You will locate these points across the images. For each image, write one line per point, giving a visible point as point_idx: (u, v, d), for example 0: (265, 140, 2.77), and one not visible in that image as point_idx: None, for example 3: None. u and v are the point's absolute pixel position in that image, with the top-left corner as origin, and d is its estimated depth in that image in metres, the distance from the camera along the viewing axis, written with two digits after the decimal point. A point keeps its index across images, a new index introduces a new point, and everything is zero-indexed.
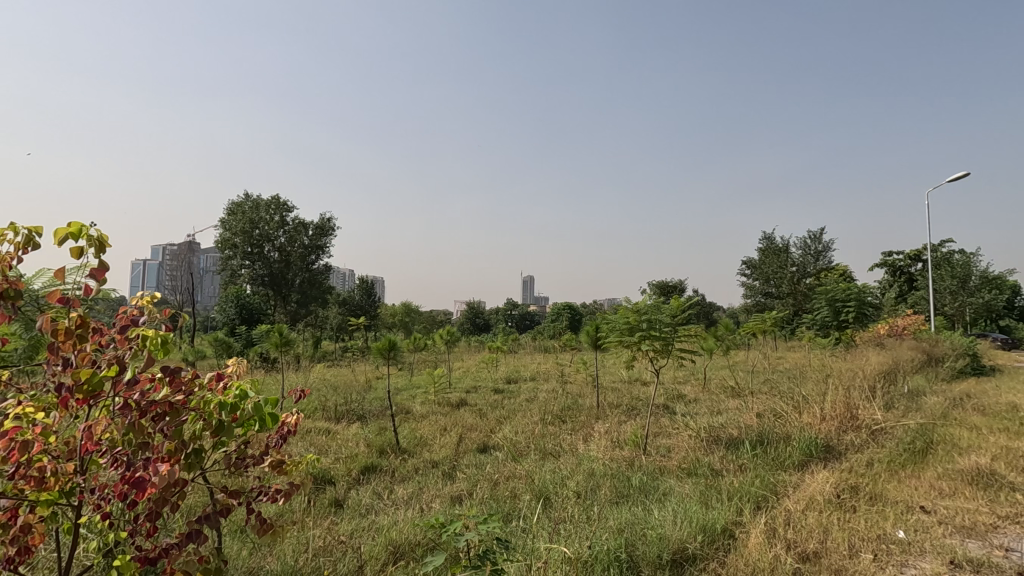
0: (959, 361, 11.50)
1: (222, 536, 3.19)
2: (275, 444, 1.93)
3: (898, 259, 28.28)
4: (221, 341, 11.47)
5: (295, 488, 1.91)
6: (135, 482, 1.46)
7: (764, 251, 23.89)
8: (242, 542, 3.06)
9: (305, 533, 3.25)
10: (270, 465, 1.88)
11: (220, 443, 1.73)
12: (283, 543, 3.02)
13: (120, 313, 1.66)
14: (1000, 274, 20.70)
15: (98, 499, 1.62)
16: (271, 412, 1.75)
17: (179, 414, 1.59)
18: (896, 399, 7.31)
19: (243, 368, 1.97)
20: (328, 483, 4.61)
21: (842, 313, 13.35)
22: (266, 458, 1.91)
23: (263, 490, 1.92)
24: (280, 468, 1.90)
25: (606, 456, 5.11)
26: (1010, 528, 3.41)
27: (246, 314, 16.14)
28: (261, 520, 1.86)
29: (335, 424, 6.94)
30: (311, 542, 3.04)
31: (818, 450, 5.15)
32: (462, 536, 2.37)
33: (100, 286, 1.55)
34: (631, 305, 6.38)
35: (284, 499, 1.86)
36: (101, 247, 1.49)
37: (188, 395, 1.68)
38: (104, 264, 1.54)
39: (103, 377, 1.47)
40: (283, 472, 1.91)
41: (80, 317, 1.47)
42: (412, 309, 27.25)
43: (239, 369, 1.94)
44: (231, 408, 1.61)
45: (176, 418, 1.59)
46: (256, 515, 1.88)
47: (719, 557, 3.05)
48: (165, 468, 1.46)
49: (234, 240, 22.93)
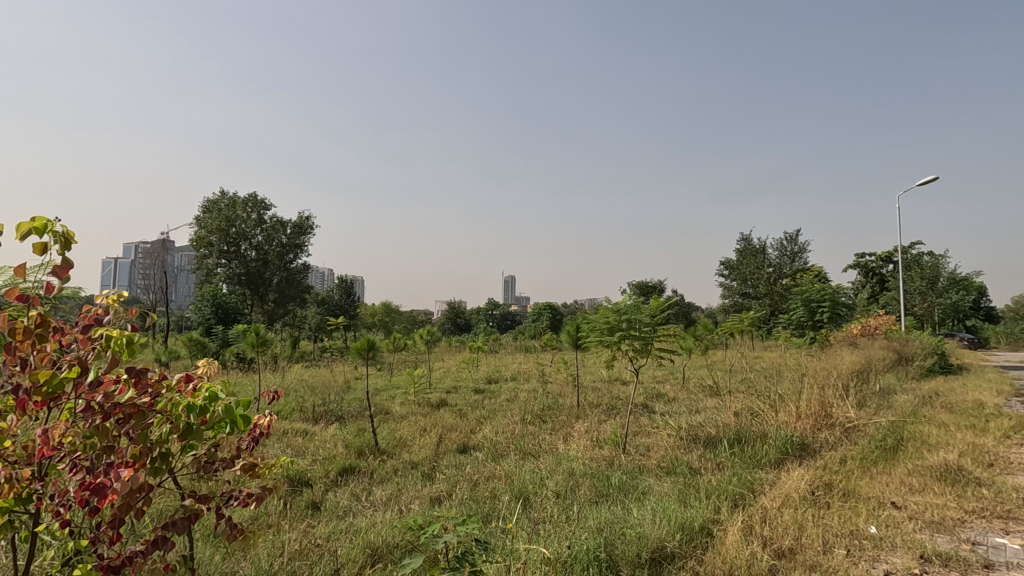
0: (928, 359, 11.83)
1: (195, 540, 3.12)
2: (247, 446, 1.89)
3: (870, 261, 28.90)
4: (196, 341, 11.27)
5: (268, 491, 1.88)
6: (96, 488, 1.42)
7: (741, 252, 24.27)
8: (214, 548, 3.01)
9: (279, 537, 3.20)
10: (242, 469, 1.84)
11: (187, 447, 1.70)
12: (257, 548, 2.98)
13: (83, 312, 1.61)
14: (968, 275, 21.26)
15: (57, 506, 1.57)
16: (243, 414, 1.72)
17: (144, 416, 1.55)
18: (868, 397, 7.50)
19: (214, 369, 1.93)
20: (305, 485, 4.56)
21: (817, 313, 13.65)
22: (237, 462, 1.89)
23: (234, 495, 1.87)
24: (252, 471, 1.86)
25: (585, 455, 5.13)
26: (977, 523, 3.52)
27: (222, 314, 15.86)
28: (231, 526, 1.81)
29: (313, 425, 6.87)
30: (286, 547, 3.01)
31: (793, 448, 5.24)
32: (440, 538, 2.34)
33: (63, 284, 1.50)
34: (611, 305, 6.44)
35: (256, 504, 1.83)
36: (65, 244, 1.45)
37: (155, 397, 1.64)
38: (68, 261, 1.49)
39: (64, 379, 1.44)
40: (255, 474, 1.88)
41: (39, 316, 1.43)
42: (392, 309, 27.07)
43: (209, 371, 1.91)
44: (200, 411, 1.57)
45: (141, 421, 1.55)
46: (226, 521, 1.83)
47: (697, 555, 3.08)
48: (128, 474, 1.43)
49: (210, 237, 22.50)
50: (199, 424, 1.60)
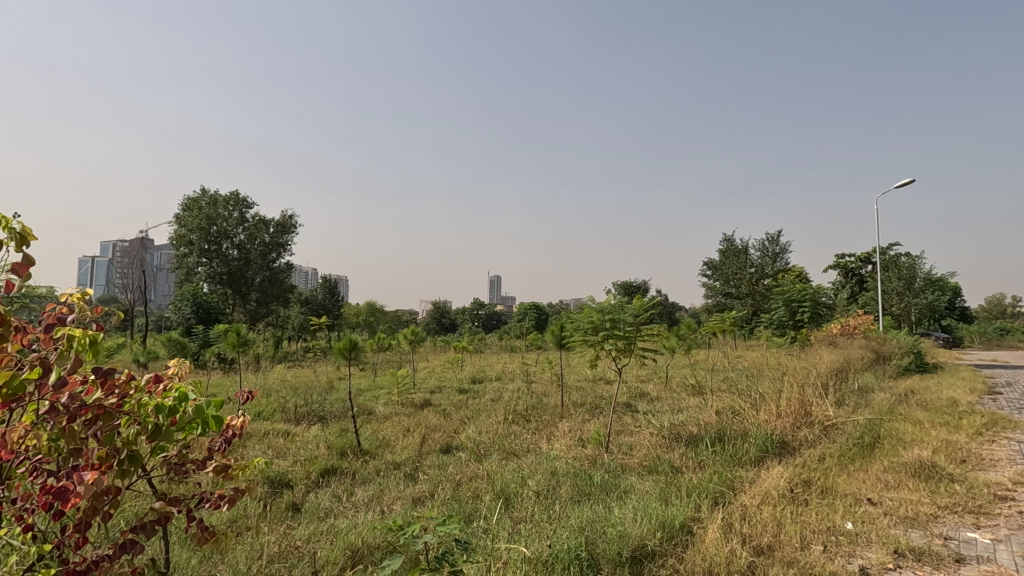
0: (905, 358, 12.06)
1: (170, 543, 3.08)
2: (219, 447, 1.84)
3: (850, 262, 29.38)
4: (175, 342, 11.09)
5: (242, 493, 1.83)
6: (57, 492, 1.39)
7: (724, 253, 24.52)
8: (191, 550, 2.97)
9: (258, 540, 3.16)
10: (215, 471, 1.79)
11: (157, 449, 1.66)
12: (235, 551, 2.95)
13: (45, 311, 1.57)
14: (944, 275, 21.71)
15: (20, 511, 1.52)
16: (215, 415, 1.70)
17: (112, 418, 1.51)
18: (847, 395, 7.63)
19: (186, 369, 1.88)
20: (285, 487, 4.49)
21: (798, 313, 13.88)
22: (210, 463, 1.84)
23: (205, 497, 1.82)
24: (226, 473, 1.81)
25: (568, 455, 5.16)
26: (949, 518, 3.60)
27: (203, 313, 15.60)
28: (202, 528, 1.76)
29: (294, 425, 6.81)
30: (265, 549, 2.98)
31: (773, 446, 5.33)
32: (420, 539, 2.31)
33: (24, 281, 1.46)
34: (595, 305, 6.45)
35: (228, 505, 1.78)
36: (23, 241, 1.42)
37: (123, 398, 1.60)
38: (28, 258, 1.46)
39: (25, 380, 1.40)
40: (229, 475, 1.83)
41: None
42: (377, 309, 26.88)
43: (181, 371, 1.86)
44: (170, 411, 1.54)
45: (109, 422, 1.51)
46: (197, 524, 1.78)
47: (677, 553, 3.11)
48: (91, 477, 1.39)
49: (190, 237, 22.11)
50: (168, 425, 1.56)
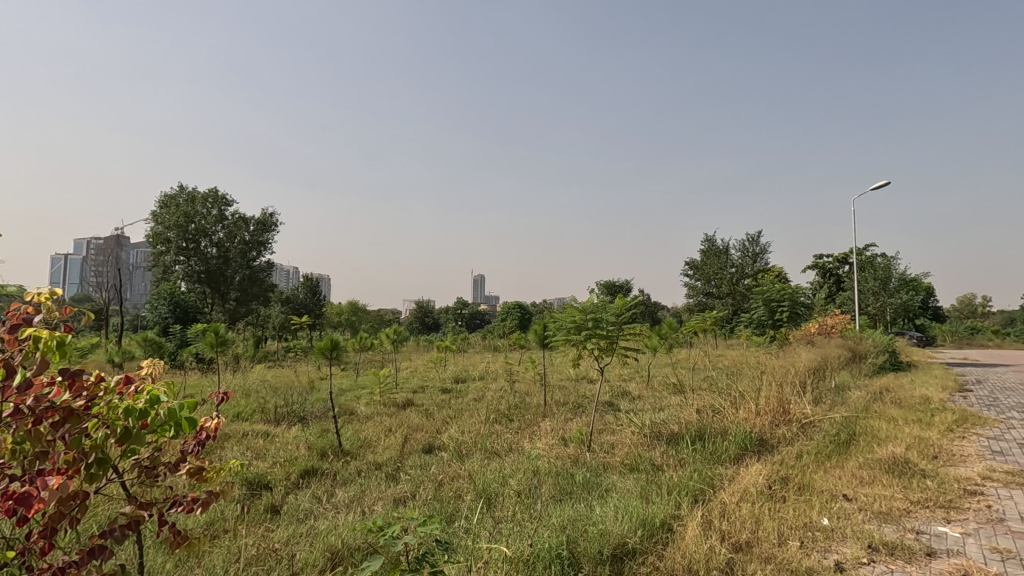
0: (880, 357, 12.32)
1: (144, 547, 3.02)
2: (192, 451, 1.79)
3: (827, 262, 29.92)
4: (151, 341, 10.88)
5: (217, 496, 1.80)
6: (20, 498, 1.35)
7: (705, 253, 24.78)
8: (166, 555, 2.91)
9: (235, 543, 3.12)
10: (187, 473, 1.75)
11: (127, 451, 1.63)
12: (212, 555, 2.90)
13: (11, 311, 1.52)
14: (918, 276, 22.22)
15: None
16: (188, 417, 1.67)
17: (79, 420, 1.48)
18: (824, 394, 7.78)
19: (159, 369, 1.83)
20: (264, 488, 4.43)
21: (777, 313, 14.11)
22: (183, 466, 1.79)
23: (179, 500, 1.79)
24: (199, 475, 1.77)
25: (551, 454, 5.17)
26: (921, 513, 3.69)
27: (180, 313, 15.32)
28: (175, 532, 1.72)
29: (274, 426, 6.73)
30: (242, 552, 2.94)
31: (752, 443, 5.41)
32: (400, 540, 2.28)
33: None
34: (577, 305, 6.48)
35: (202, 509, 1.74)
36: None
37: (91, 400, 1.56)
38: None
39: None
40: (203, 478, 1.79)
41: None
42: (359, 308, 26.66)
43: (154, 371, 1.81)
44: (139, 415, 1.50)
45: (77, 425, 1.47)
46: (170, 528, 1.74)
47: (657, 550, 3.13)
48: (56, 482, 1.35)
49: (167, 234, 21.68)
50: (139, 428, 1.52)
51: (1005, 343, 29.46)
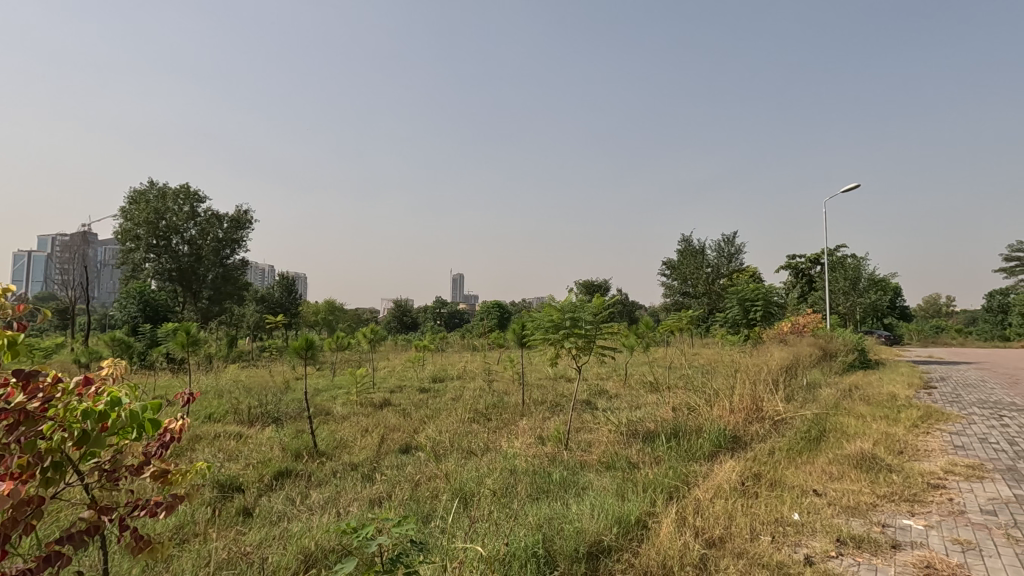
0: (850, 355, 12.63)
1: (110, 552, 2.94)
2: (155, 452, 1.73)
3: (799, 262, 30.54)
4: (120, 341, 10.59)
5: (182, 499, 1.75)
6: None
7: (682, 253, 25.07)
8: (133, 561, 2.84)
9: (205, 547, 3.06)
10: (152, 476, 1.69)
11: (86, 454, 1.57)
12: (181, 560, 2.84)
13: None
14: (887, 276, 22.82)
15: None
16: (152, 418, 1.63)
17: (35, 423, 1.42)
18: (796, 391, 7.95)
19: (121, 370, 1.78)
20: (236, 491, 4.34)
21: (751, 312, 14.36)
22: (146, 468, 1.74)
23: (140, 503, 1.73)
24: (163, 478, 1.72)
25: (528, 452, 5.18)
26: (887, 506, 3.80)
27: (150, 312, 14.94)
28: (137, 537, 1.67)
29: (247, 427, 6.61)
30: (212, 556, 2.88)
31: (726, 440, 5.50)
32: (374, 541, 2.24)
33: None
34: (555, 304, 6.49)
35: (165, 512, 1.68)
36: None
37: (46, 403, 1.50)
38: None
39: None
40: (167, 480, 1.74)
41: None
42: (336, 308, 26.33)
43: (116, 371, 1.76)
44: (98, 417, 1.44)
45: (33, 427, 1.42)
46: (131, 533, 1.68)
47: (632, 547, 3.16)
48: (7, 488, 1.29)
49: (137, 231, 21.11)
50: (98, 431, 1.48)
51: (968, 341, 30.49)
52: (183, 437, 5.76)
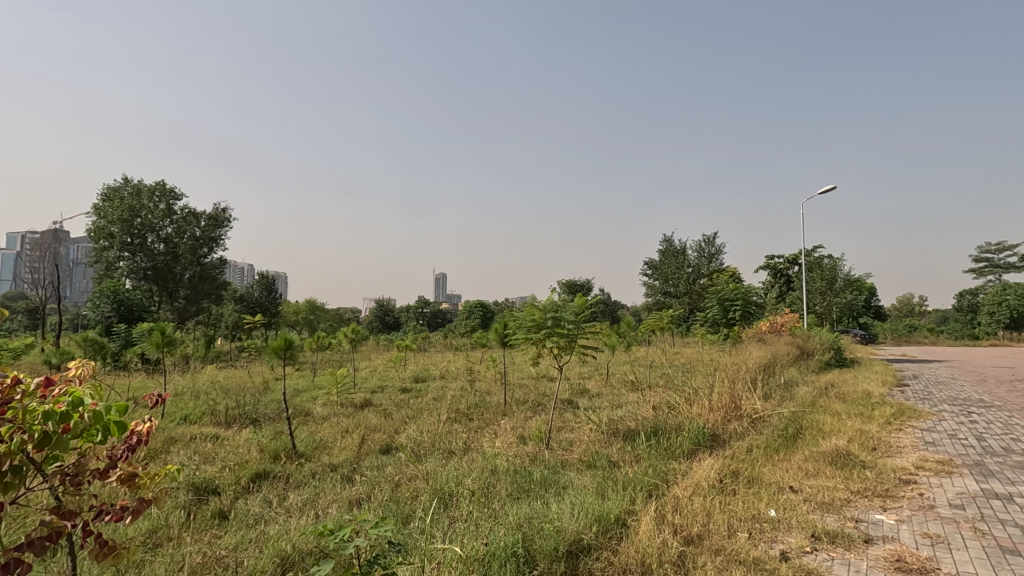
0: (826, 354, 12.87)
1: (79, 558, 2.88)
2: (122, 455, 1.67)
3: (778, 262, 31.02)
4: (92, 341, 10.34)
5: (148, 503, 1.70)
6: None
7: (663, 253, 25.29)
8: (103, 567, 2.78)
9: (178, 551, 3.00)
10: (118, 479, 1.65)
11: (48, 457, 1.52)
12: (153, 565, 2.78)
13: None
14: (862, 277, 23.31)
15: None
16: (119, 421, 1.60)
17: None
18: (773, 389, 8.08)
19: (89, 370, 1.72)
20: (213, 493, 4.27)
21: (731, 312, 14.56)
22: (113, 472, 1.68)
23: (105, 508, 1.68)
24: (131, 480, 1.68)
25: (509, 452, 5.18)
26: (860, 502, 3.88)
27: (124, 312, 14.60)
28: (101, 543, 1.61)
29: (224, 429, 6.51)
30: (186, 561, 2.83)
31: (705, 438, 5.57)
32: (352, 542, 2.19)
33: None
34: (537, 304, 6.50)
35: (132, 516, 1.64)
36: None
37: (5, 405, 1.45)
38: None
39: None
40: (135, 484, 1.70)
41: None
42: (317, 307, 26.07)
43: (83, 372, 1.69)
44: (60, 418, 1.42)
45: None
46: (95, 538, 1.64)
47: (612, 545, 3.19)
48: None
49: (111, 229, 20.64)
50: (61, 433, 1.44)
51: (939, 340, 31.35)
52: (157, 439, 5.65)
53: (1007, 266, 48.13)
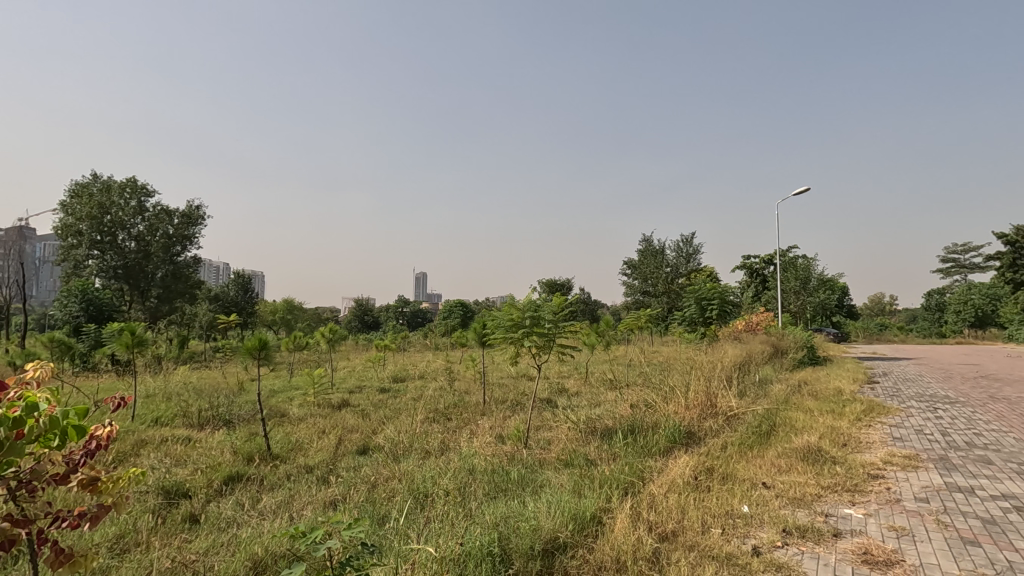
0: (799, 352, 13.13)
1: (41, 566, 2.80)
2: (80, 460, 1.63)
3: (754, 262, 31.52)
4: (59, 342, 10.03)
5: (109, 509, 1.66)
6: None
7: (642, 253, 25.52)
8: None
9: (145, 557, 2.95)
10: (79, 485, 1.60)
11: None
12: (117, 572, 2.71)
13: None
14: (834, 276, 23.87)
15: None
16: (77, 426, 1.55)
17: None
18: (748, 387, 8.22)
19: (48, 372, 1.67)
20: (184, 497, 4.18)
21: (708, 310, 14.75)
22: (72, 477, 1.63)
23: (63, 514, 1.64)
24: (92, 486, 1.63)
25: (486, 452, 5.17)
26: (830, 497, 3.97)
27: (94, 311, 14.20)
28: (58, 551, 1.56)
29: (196, 431, 6.36)
30: (153, 566, 2.78)
31: (681, 436, 5.64)
32: (324, 544, 2.15)
33: None
34: (515, 304, 6.50)
35: (90, 524, 1.59)
36: None
37: None
38: None
39: None
40: (97, 488, 1.66)
41: None
42: (293, 307, 25.73)
43: (41, 374, 1.64)
44: (13, 424, 1.37)
45: None
46: (52, 545, 1.59)
47: (587, 543, 3.21)
48: None
49: (79, 226, 20.07)
50: (14, 439, 1.39)
51: (909, 339, 32.22)
52: (126, 442, 5.50)
53: (972, 266, 49.71)
